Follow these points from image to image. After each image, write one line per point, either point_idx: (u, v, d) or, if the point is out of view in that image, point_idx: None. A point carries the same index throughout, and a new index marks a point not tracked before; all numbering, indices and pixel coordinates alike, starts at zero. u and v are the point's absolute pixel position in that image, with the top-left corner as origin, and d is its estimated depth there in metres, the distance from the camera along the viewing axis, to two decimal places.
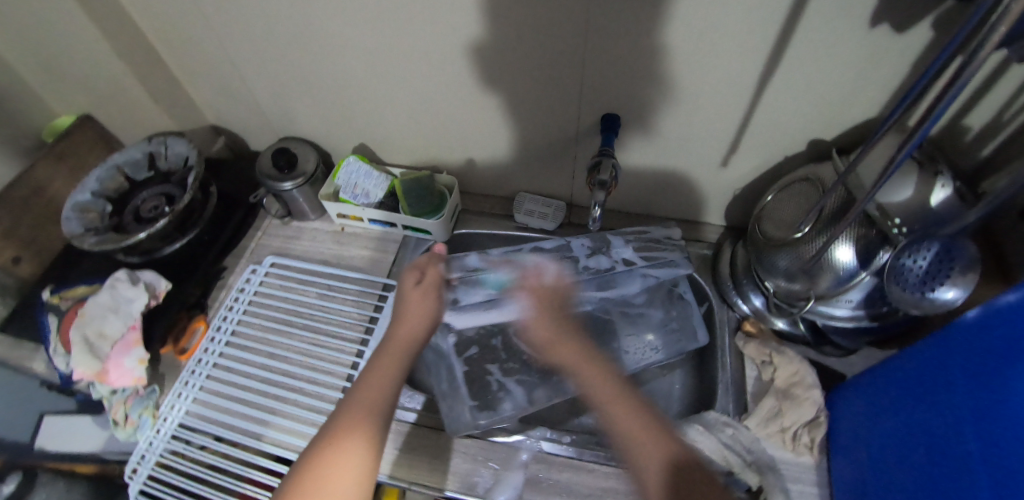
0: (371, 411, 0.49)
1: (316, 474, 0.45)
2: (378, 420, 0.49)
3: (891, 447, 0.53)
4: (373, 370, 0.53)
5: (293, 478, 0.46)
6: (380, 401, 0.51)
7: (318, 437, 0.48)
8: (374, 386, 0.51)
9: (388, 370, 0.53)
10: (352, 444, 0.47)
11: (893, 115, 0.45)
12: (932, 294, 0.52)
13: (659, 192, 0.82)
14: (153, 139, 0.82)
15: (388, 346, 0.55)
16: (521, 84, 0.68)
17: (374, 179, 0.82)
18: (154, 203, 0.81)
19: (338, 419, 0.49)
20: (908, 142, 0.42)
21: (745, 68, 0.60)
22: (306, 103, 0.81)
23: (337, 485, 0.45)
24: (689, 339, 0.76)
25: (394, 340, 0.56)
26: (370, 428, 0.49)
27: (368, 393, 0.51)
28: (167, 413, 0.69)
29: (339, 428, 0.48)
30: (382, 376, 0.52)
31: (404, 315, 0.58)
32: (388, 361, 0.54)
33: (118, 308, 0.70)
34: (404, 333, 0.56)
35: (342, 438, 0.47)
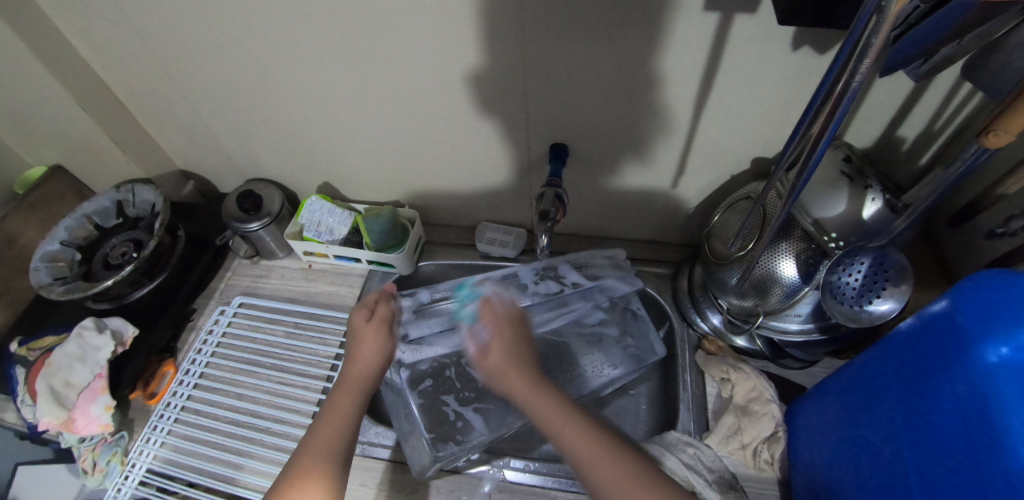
0: (329, 455, 0.49)
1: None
2: (336, 462, 0.49)
3: (837, 461, 0.53)
4: (330, 411, 0.53)
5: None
6: (338, 443, 0.50)
7: (277, 487, 0.47)
8: (330, 428, 0.51)
9: (344, 409, 0.53)
10: (312, 491, 0.47)
11: (789, 144, 0.46)
12: (868, 308, 0.53)
13: (617, 214, 0.84)
14: (120, 187, 0.85)
15: (341, 386, 0.55)
16: (471, 119, 0.70)
17: (338, 216, 0.84)
18: (123, 250, 0.82)
19: (296, 464, 0.49)
20: (803, 170, 0.43)
21: (681, 94, 0.62)
22: (269, 146, 0.83)
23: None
24: (648, 352, 0.76)
25: (347, 377, 0.56)
26: (331, 473, 0.48)
27: (324, 436, 0.51)
28: (136, 458, 0.69)
29: (298, 477, 0.48)
30: (340, 416, 0.52)
31: (357, 353, 0.57)
32: (341, 400, 0.54)
33: (85, 356, 0.71)
34: (356, 370, 0.56)
35: (303, 485, 0.47)
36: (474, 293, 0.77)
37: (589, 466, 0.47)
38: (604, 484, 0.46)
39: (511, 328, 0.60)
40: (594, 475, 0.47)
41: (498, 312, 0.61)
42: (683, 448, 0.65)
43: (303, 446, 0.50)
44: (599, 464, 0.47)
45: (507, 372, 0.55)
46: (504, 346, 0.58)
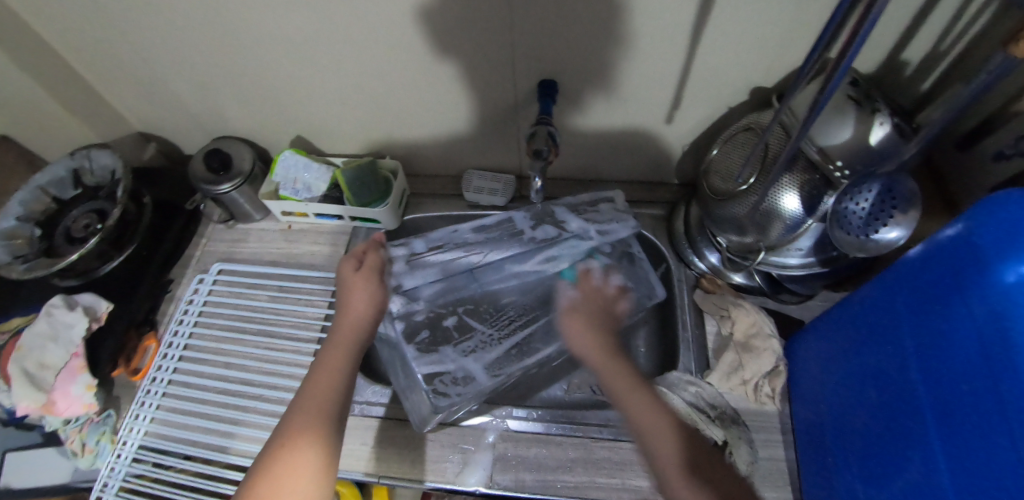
0: (322, 411, 0.46)
1: (271, 479, 0.43)
2: (329, 417, 0.46)
3: (845, 392, 0.53)
4: (322, 367, 0.50)
5: (252, 484, 0.43)
6: (332, 398, 0.48)
7: (269, 443, 0.45)
8: (323, 382, 0.49)
9: (337, 362, 0.50)
10: (305, 446, 0.44)
11: (813, 53, 0.43)
12: (875, 236, 0.52)
13: (609, 156, 0.80)
14: (74, 154, 0.78)
15: (334, 338, 0.52)
16: (451, 58, 0.64)
17: (314, 171, 0.78)
18: (86, 222, 0.77)
19: (288, 423, 0.46)
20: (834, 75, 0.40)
21: (678, 20, 0.57)
22: (231, 100, 0.77)
23: (298, 487, 0.42)
24: (650, 295, 0.74)
25: (340, 330, 0.53)
26: (324, 428, 0.46)
27: (317, 392, 0.48)
28: (126, 436, 0.67)
29: (290, 430, 0.45)
30: (332, 369, 0.50)
31: (347, 300, 0.55)
32: (334, 353, 0.51)
33: (57, 335, 0.67)
34: (349, 320, 0.54)
35: (295, 439, 0.45)
36: (466, 244, 0.75)
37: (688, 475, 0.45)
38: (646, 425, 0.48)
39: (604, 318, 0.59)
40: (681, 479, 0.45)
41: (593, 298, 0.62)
42: (685, 387, 0.65)
43: (297, 400, 0.48)
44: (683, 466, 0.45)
45: (612, 367, 0.53)
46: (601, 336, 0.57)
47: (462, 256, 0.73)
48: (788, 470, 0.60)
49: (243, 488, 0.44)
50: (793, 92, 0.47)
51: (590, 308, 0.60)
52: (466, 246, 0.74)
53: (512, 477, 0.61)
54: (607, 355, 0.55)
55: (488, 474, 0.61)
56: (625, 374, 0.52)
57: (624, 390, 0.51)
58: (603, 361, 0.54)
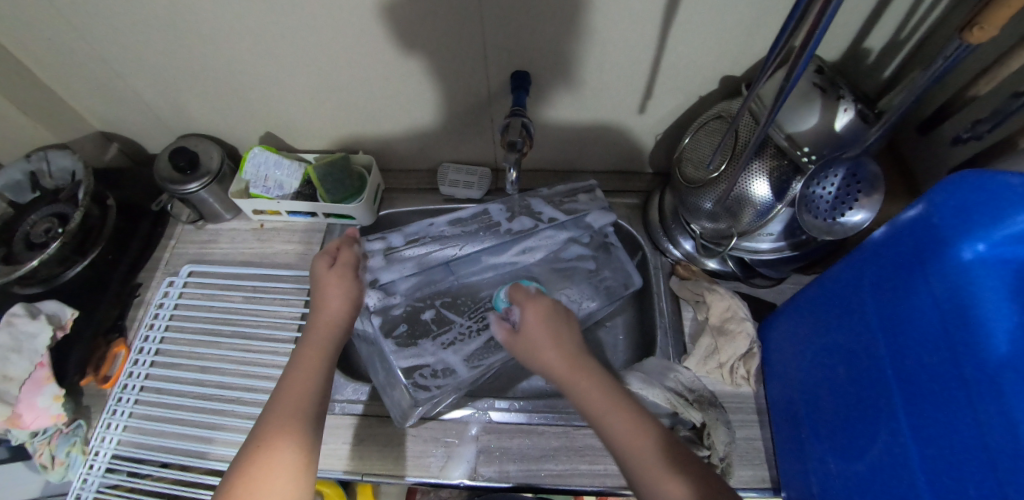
0: (299, 409, 0.46)
1: (248, 481, 0.42)
2: (306, 416, 0.46)
3: (816, 371, 0.54)
4: (297, 366, 0.49)
5: (229, 485, 0.42)
6: (309, 396, 0.47)
7: (244, 444, 0.44)
8: (299, 381, 0.48)
9: (313, 360, 0.50)
10: (283, 445, 0.44)
11: (778, 43, 0.43)
12: (842, 219, 0.54)
13: (583, 147, 0.80)
14: (30, 156, 0.74)
15: (310, 336, 0.52)
16: (423, 50, 0.63)
17: (286, 168, 0.77)
18: (46, 226, 0.74)
19: (265, 424, 0.45)
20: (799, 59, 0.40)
21: (646, 11, 0.57)
22: (196, 97, 0.74)
23: (276, 486, 0.42)
24: (627, 282, 0.75)
25: (315, 328, 0.52)
26: (301, 426, 0.45)
27: (293, 391, 0.47)
28: (98, 446, 0.65)
29: (267, 430, 0.44)
30: (308, 368, 0.49)
31: (323, 298, 0.54)
32: (311, 352, 0.50)
33: (21, 347, 0.64)
34: (324, 317, 0.53)
35: (271, 440, 0.44)
36: (441, 238, 0.74)
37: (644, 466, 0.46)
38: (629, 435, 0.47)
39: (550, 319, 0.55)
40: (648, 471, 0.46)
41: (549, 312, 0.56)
42: (663, 373, 0.67)
43: (273, 400, 0.47)
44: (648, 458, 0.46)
45: (579, 381, 0.51)
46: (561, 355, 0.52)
47: (438, 249, 0.73)
48: (763, 449, 0.62)
49: (220, 490, 0.43)
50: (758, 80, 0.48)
51: (554, 318, 0.55)
52: (442, 239, 0.73)
53: (496, 469, 0.61)
54: (571, 368, 0.52)
55: (471, 466, 0.61)
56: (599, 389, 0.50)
57: (594, 405, 0.49)
58: (563, 373, 0.52)
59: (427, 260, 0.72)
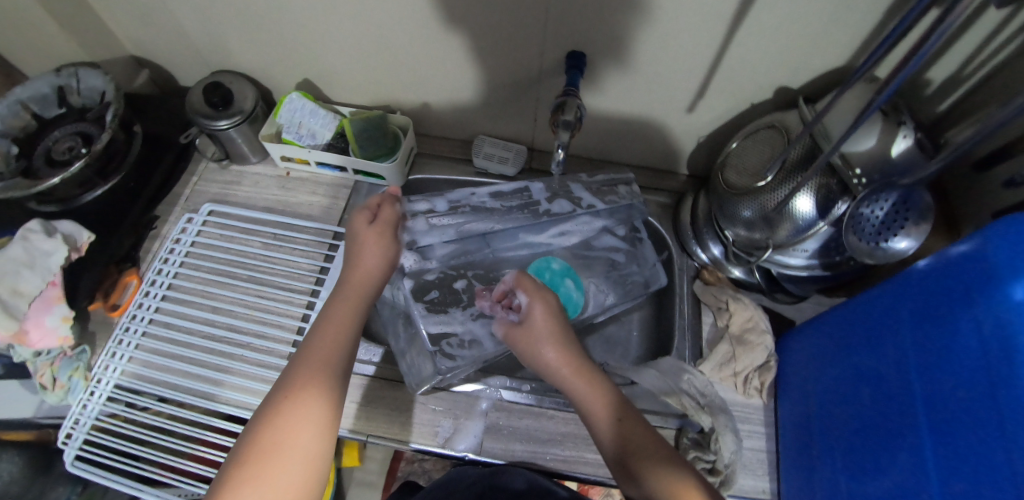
0: (328, 365, 0.45)
1: (275, 431, 0.41)
2: (335, 371, 0.45)
3: (837, 390, 0.55)
4: (329, 320, 0.48)
5: (254, 433, 0.41)
6: (338, 353, 0.47)
7: (272, 392, 0.43)
8: (330, 335, 0.47)
9: (346, 316, 0.49)
10: (312, 398, 0.43)
11: (868, 61, 0.46)
12: (886, 244, 0.53)
13: (623, 140, 0.79)
14: (60, 70, 0.72)
15: (343, 290, 0.51)
16: (482, 18, 0.62)
17: (321, 118, 0.76)
18: (69, 145, 0.72)
19: (293, 375, 0.44)
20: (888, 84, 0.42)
21: (719, 9, 0.56)
22: (238, 33, 0.72)
23: (301, 439, 0.41)
24: (652, 279, 0.75)
25: (348, 285, 0.52)
26: (329, 381, 0.45)
27: (323, 345, 0.47)
28: (101, 373, 0.63)
29: (295, 382, 0.44)
30: (340, 322, 0.48)
31: (360, 255, 0.54)
32: (343, 308, 0.50)
33: (34, 262, 0.62)
34: (359, 276, 0.52)
35: (301, 391, 0.43)
36: (482, 208, 0.73)
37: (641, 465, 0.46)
38: (609, 422, 0.49)
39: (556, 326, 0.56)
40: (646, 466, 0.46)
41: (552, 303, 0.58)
42: (677, 374, 0.66)
43: (302, 352, 0.46)
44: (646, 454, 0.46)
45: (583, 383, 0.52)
46: (561, 344, 0.54)
47: (477, 220, 0.72)
48: (766, 460, 0.63)
49: (241, 439, 0.42)
50: (840, 91, 0.49)
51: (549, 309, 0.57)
52: (481, 211, 0.72)
53: (503, 447, 0.61)
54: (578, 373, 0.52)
55: (478, 441, 0.61)
56: (588, 377, 0.52)
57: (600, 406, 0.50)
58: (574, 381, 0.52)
59: (464, 231, 0.70)
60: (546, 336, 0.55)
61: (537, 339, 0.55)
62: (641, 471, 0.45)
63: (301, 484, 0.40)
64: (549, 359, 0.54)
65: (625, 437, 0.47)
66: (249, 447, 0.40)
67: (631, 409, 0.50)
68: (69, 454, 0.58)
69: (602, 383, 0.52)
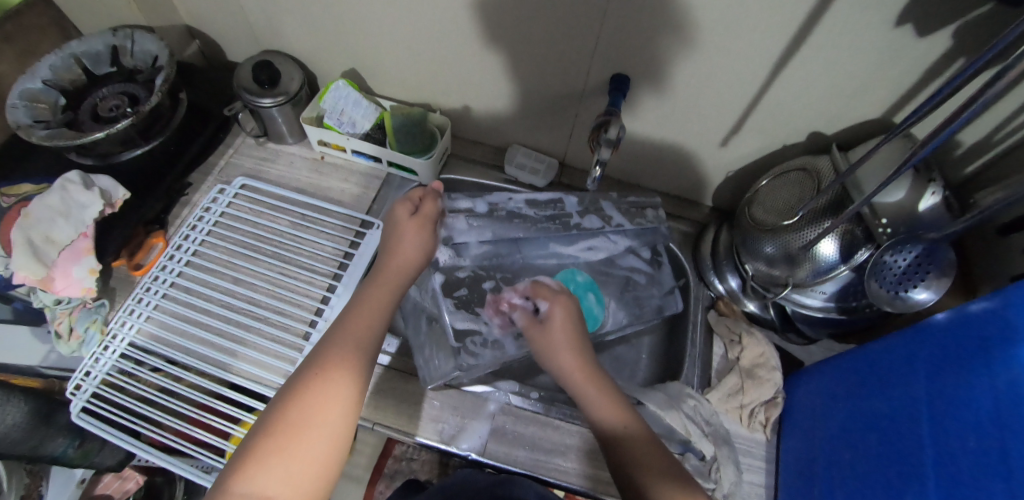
0: (360, 347, 0.46)
1: (304, 406, 0.41)
2: (367, 355, 0.46)
3: (845, 433, 0.55)
4: (363, 306, 0.49)
5: (282, 406, 0.42)
6: (369, 337, 0.47)
7: (302, 368, 0.44)
8: (363, 319, 0.48)
9: (378, 303, 0.50)
10: (341, 379, 0.43)
11: (910, 118, 0.47)
12: (904, 294, 0.54)
13: (653, 165, 0.81)
14: (118, 31, 0.75)
15: (377, 280, 0.52)
16: (536, 31, 0.64)
17: (363, 109, 0.77)
18: (115, 103, 0.73)
19: (324, 353, 0.45)
20: (929, 142, 0.43)
21: (766, 50, 0.58)
22: (294, 17, 0.74)
23: (327, 417, 0.42)
24: (668, 304, 0.76)
25: (384, 275, 0.53)
26: (360, 364, 0.45)
27: (354, 328, 0.47)
28: (116, 329, 0.64)
29: (325, 361, 0.44)
30: (373, 309, 0.49)
31: (399, 244, 0.55)
32: (377, 294, 0.51)
33: (69, 212, 0.62)
34: (395, 268, 0.53)
35: (332, 369, 0.44)
36: (518, 214, 0.74)
37: (644, 478, 0.46)
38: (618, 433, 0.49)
39: (571, 330, 0.57)
40: (647, 479, 0.46)
41: (575, 311, 0.60)
42: (684, 399, 0.67)
43: (333, 332, 0.47)
44: (649, 467, 0.46)
45: (594, 390, 0.53)
46: (575, 349, 0.56)
47: (509, 225, 0.72)
48: (763, 496, 0.63)
49: (269, 410, 0.42)
50: (881, 144, 0.51)
51: (567, 313, 0.59)
52: (518, 216, 0.73)
53: (505, 451, 0.62)
54: (591, 380, 0.53)
55: (482, 442, 0.62)
56: (600, 385, 0.53)
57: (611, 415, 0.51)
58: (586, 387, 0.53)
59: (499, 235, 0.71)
60: (560, 340, 0.57)
61: (551, 342, 0.57)
62: (645, 484, 0.46)
63: (324, 463, 0.41)
64: (562, 362, 0.55)
65: (628, 445, 0.48)
66: (276, 420, 0.41)
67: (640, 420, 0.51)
68: (76, 405, 0.58)
69: (613, 394, 0.52)
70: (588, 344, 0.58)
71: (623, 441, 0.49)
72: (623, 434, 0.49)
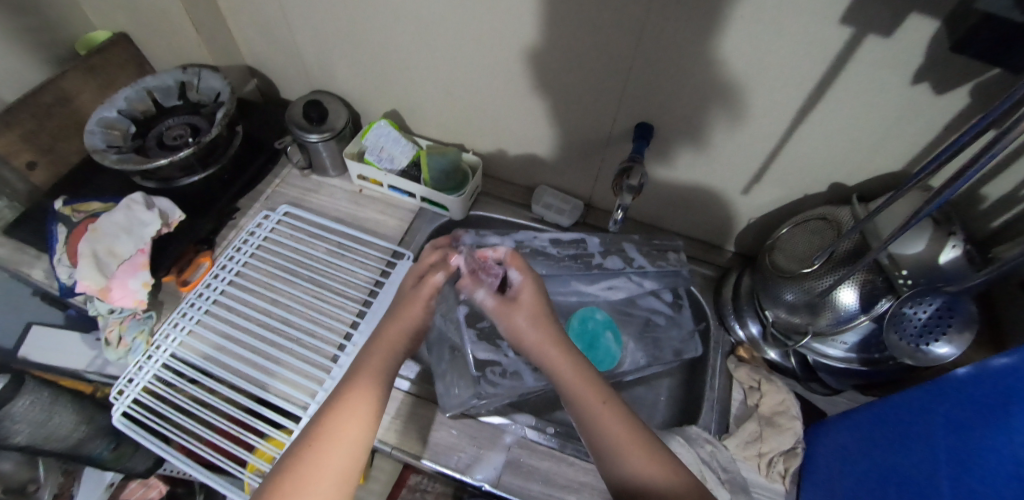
0: (355, 418, 0.48)
1: (298, 479, 0.44)
2: (364, 427, 0.48)
3: (865, 488, 0.54)
4: (358, 375, 0.51)
5: (277, 478, 0.44)
6: (366, 405, 0.49)
7: (298, 440, 0.47)
8: (358, 389, 0.50)
9: (372, 370, 0.51)
10: (333, 449, 0.46)
11: (924, 170, 0.50)
12: (927, 347, 0.54)
13: (675, 209, 0.84)
14: (188, 69, 0.83)
15: (373, 347, 0.54)
16: (567, 80, 0.68)
17: (402, 146, 0.83)
18: (179, 133, 0.80)
19: (319, 422, 0.47)
20: (932, 201, 0.46)
21: (785, 105, 0.61)
22: (346, 61, 0.81)
23: (320, 489, 0.44)
24: (688, 347, 0.77)
25: (378, 345, 0.54)
26: (356, 437, 0.47)
27: (350, 398, 0.49)
28: (161, 341, 0.68)
29: (321, 432, 0.46)
30: (369, 377, 0.51)
31: (400, 312, 0.56)
32: (374, 362, 0.52)
33: (131, 229, 0.68)
34: (388, 335, 0.54)
35: (325, 443, 0.46)
36: (542, 252, 0.79)
37: (620, 453, 0.47)
38: (594, 409, 0.49)
39: (541, 306, 0.58)
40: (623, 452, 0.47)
41: (541, 287, 0.59)
42: (702, 444, 0.67)
43: (330, 402, 0.49)
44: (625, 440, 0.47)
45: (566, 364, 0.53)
46: (544, 323, 0.56)
47: (534, 262, 0.77)
48: None
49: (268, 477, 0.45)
50: (896, 195, 0.53)
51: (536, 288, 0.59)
52: (542, 255, 0.78)
53: (519, 484, 0.62)
54: (563, 354, 0.53)
55: (497, 474, 0.62)
56: (572, 360, 0.53)
57: (588, 394, 0.51)
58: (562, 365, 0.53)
59: None
60: (534, 316, 0.56)
61: (523, 316, 0.56)
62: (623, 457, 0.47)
63: None
64: (532, 339, 0.55)
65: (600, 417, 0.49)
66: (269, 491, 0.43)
67: (617, 399, 0.51)
68: (117, 409, 0.62)
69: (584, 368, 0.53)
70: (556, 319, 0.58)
71: (598, 414, 0.49)
72: (598, 407, 0.50)
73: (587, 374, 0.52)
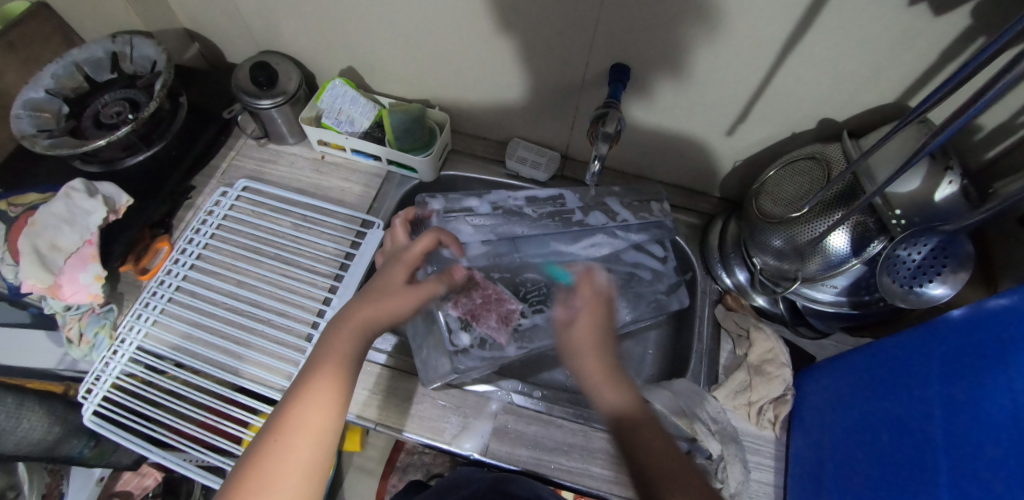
0: (322, 412, 0.46)
1: (263, 477, 0.43)
2: (332, 420, 0.47)
3: (855, 433, 0.53)
4: (322, 361, 0.49)
5: (239, 476, 0.43)
6: (336, 398, 0.47)
7: (262, 434, 0.45)
8: (326, 381, 0.48)
9: (340, 359, 0.49)
10: (300, 445, 0.45)
11: (924, 103, 0.44)
12: (920, 289, 0.52)
13: (657, 156, 0.79)
14: (117, 37, 0.75)
15: (340, 334, 0.51)
16: (533, 22, 0.62)
17: (361, 106, 0.77)
18: (117, 109, 0.74)
19: (284, 417, 0.46)
20: (946, 128, 0.41)
21: (769, 37, 0.55)
22: (289, 17, 0.73)
23: (287, 483, 0.43)
24: (672, 300, 0.75)
25: (346, 327, 0.51)
26: (324, 429, 0.46)
27: (317, 390, 0.47)
28: (125, 333, 0.65)
29: (286, 426, 0.45)
30: (335, 364, 0.49)
31: (376, 300, 0.52)
32: (340, 350, 0.50)
33: (74, 220, 0.63)
34: (358, 322, 0.51)
35: (291, 438, 0.45)
36: (517, 211, 0.75)
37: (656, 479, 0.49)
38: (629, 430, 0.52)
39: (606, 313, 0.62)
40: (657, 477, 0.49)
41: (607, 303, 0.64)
42: (690, 397, 0.65)
43: (294, 394, 0.47)
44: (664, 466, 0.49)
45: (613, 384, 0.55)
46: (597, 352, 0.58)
47: (509, 223, 0.73)
48: (773, 495, 0.61)
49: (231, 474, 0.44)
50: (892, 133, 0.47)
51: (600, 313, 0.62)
52: (518, 214, 0.74)
53: (507, 450, 0.61)
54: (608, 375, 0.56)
55: (484, 442, 0.61)
56: (617, 383, 0.55)
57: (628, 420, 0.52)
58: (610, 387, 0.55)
59: (499, 235, 0.72)
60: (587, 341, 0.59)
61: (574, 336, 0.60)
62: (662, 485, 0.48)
63: None
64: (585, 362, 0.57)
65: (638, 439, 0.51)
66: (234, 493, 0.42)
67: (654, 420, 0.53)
68: (87, 408, 0.60)
69: (624, 390, 0.55)
70: (611, 337, 0.60)
71: (639, 439, 0.51)
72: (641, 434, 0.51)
73: (631, 395, 0.54)
